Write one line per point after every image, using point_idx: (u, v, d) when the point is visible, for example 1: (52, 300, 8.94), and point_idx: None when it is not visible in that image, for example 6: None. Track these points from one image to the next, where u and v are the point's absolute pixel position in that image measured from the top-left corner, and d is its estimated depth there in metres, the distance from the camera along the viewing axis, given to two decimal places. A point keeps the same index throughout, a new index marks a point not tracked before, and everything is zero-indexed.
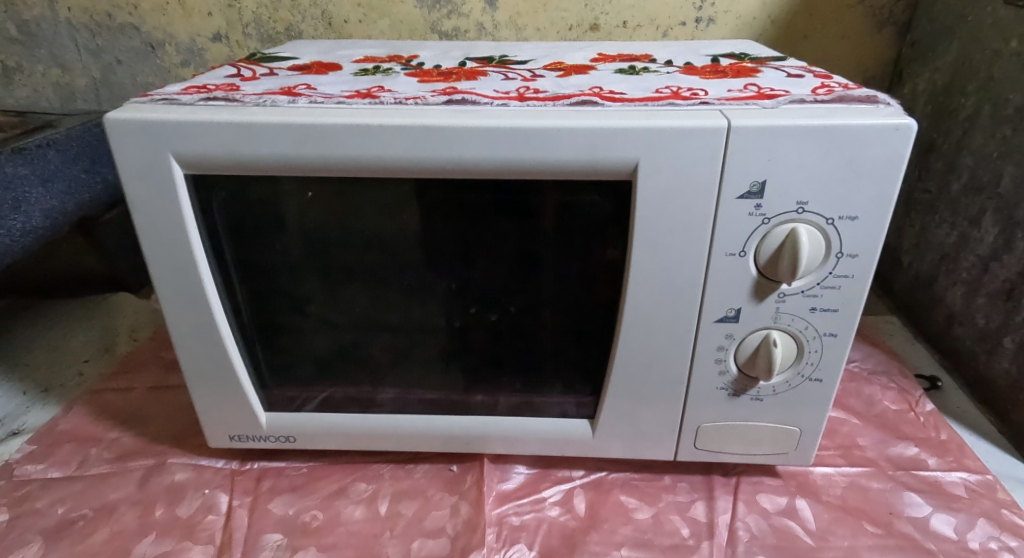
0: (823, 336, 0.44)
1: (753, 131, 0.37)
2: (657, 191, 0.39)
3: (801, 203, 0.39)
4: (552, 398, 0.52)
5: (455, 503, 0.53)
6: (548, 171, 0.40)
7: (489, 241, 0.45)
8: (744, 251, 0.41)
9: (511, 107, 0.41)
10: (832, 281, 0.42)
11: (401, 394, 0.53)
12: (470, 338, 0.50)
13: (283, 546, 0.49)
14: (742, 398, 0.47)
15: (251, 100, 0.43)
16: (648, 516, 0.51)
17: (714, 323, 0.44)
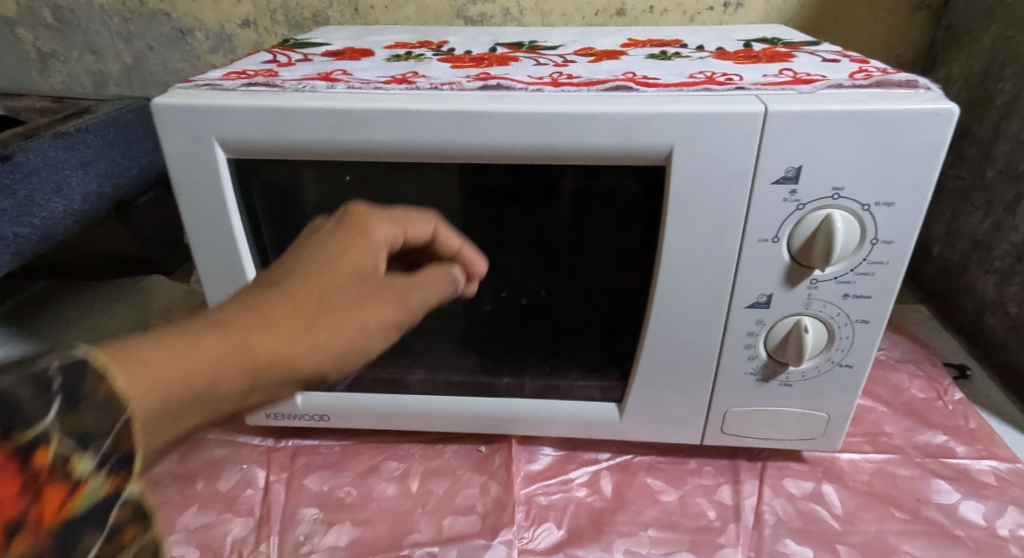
0: (855, 322, 0.44)
1: (792, 116, 0.37)
2: (691, 176, 0.39)
3: (836, 188, 0.39)
4: (577, 382, 0.52)
5: (484, 482, 0.54)
6: (583, 157, 0.40)
7: (521, 225, 0.46)
8: (777, 237, 0.41)
9: (546, 93, 0.42)
10: (866, 267, 0.42)
11: (429, 376, 0.54)
12: (501, 321, 0.51)
13: (319, 520, 0.51)
14: (770, 383, 0.48)
15: (291, 86, 0.44)
16: (675, 499, 0.52)
17: (745, 309, 0.44)
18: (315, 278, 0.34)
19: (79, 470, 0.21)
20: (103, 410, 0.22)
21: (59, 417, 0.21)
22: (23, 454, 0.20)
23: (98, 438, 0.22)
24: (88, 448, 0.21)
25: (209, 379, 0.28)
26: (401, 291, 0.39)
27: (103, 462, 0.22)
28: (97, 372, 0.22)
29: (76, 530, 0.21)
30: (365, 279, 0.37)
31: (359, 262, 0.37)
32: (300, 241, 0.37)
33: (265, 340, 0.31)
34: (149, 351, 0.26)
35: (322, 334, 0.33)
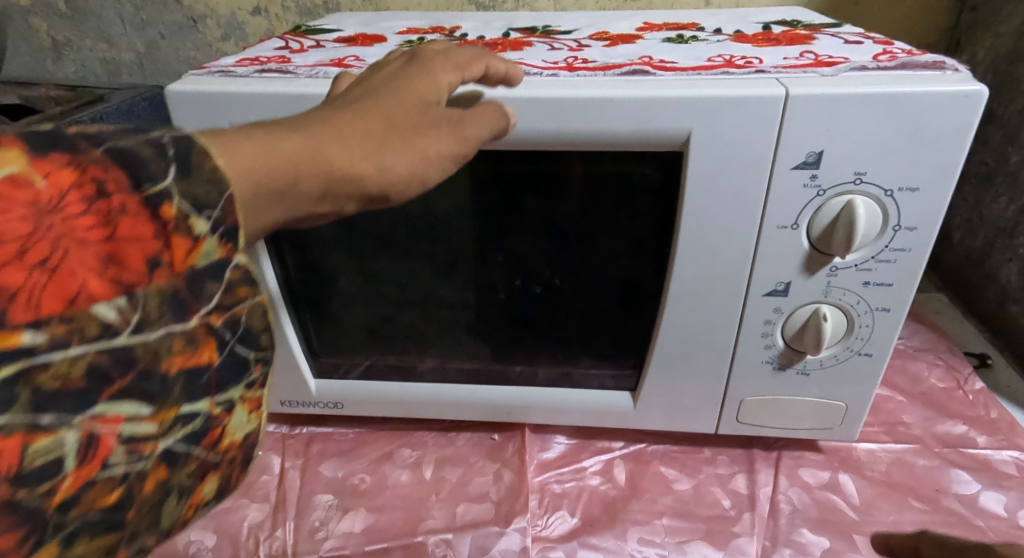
0: (875, 310, 0.43)
1: (814, 99, 0.36)
2: (708, 162, 0.39)
3: (858, 173, 0.38)
4: (590, 370, 0.52)
5: (498, 470, 0.54)
6: (599, 143, 0.40)
7: (535, 213, 0.45)
8: (796, 223, 0.40)
9: (561, 78, 0.41)
10: (888, 254, 0.41)
11: (441, 364, 0.54)
12: (515, 309, 0.50)
13: (334, 506, 0.52)
14: (787, 372, 0.47)
15: (304, 72, 0.43)
16: (689, 488, 0.52)
17: (762, 297, 0.44)
18: (386, 106, 0.32)
19: (197, 230, 0.25)
20: (211, 183, 0.25)
21: (177, 181, 0.24)
22: (153, 203, 0.24)
23: (210, 204, 0.25)
24: (202, 212, 0.25)
25: (291, 174, 0.28)
26: (460, 126, 0.34)
27: (216, 229, 0.25)
28: (200, 149, 0.25)
29: (199, 278, 0.26)
30: (427, 108, 0.34)
31: (421, 92, 0.34)
32: (370, 75, 0.36)
33: (334, 147, 0.29)
34: (242, 140, 0.27)
35: (390, 152, 0.31)
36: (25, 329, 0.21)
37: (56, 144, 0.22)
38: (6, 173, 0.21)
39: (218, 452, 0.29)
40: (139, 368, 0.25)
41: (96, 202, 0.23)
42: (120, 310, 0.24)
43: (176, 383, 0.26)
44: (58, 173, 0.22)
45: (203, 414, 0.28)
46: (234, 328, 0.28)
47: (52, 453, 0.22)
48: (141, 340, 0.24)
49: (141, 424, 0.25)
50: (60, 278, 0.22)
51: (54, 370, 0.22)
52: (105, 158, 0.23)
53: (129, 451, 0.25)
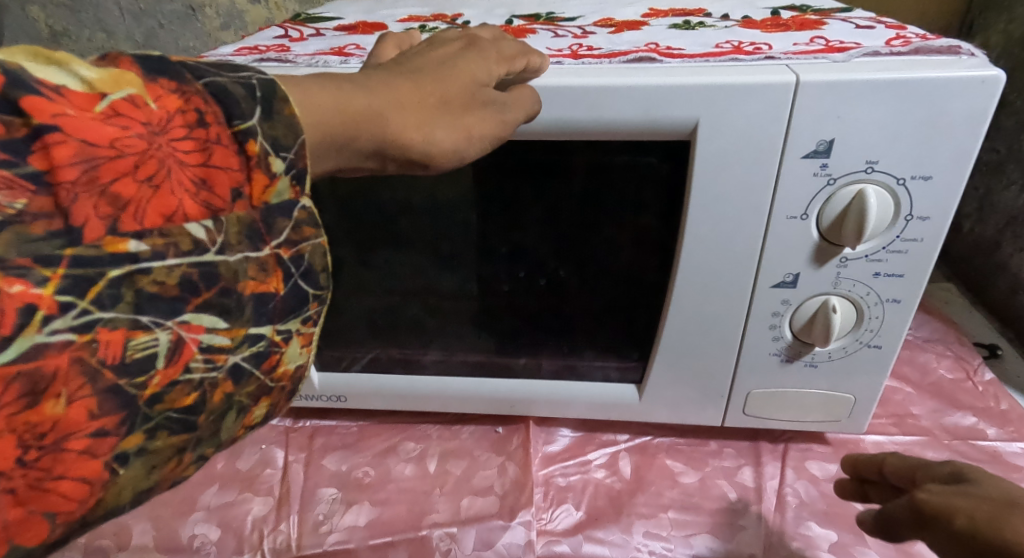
0: (885, 302, 0.43)
1: (825, 87, 0.35)
2: (716, 152, 0.38)
3: (869, 162, 0.37)
4: (594, 362, 0.52)
5: (502, 463, 0.53)
6: (605, 132, 0.39)
7: (540, 203, 0.44)
8: (806, 213, 0.39)
9: (566, 65, 0.40)
10: (899, 245, 0.40)
11: (445, 356, 0.53)
12: (519, 301, 0.50)
13: (338, 500, 0.51)
14: (795, 364, 0.47)
15: (304, 61, 0.42)
16: (695, 481, 0.51)
17: (770, 289, 0.43)
18: (448, 80, 0.33)
19: (275, 168, 0.26)
20: (288, 127, 0.27)
21: (261, 121, 0.26)
22: (240, 138, 0.26)
23: (286, 146, 0.27)
24: (278, 153, 0.26)
25: (351, 131, 0.29)
26: (505, 109, 0.36)
27: (290, 169, 0.27)
28: (281, 96, 0.27)
29: (272, 213, 0.27)
30: (480, 87, 0.35)
31: (477, 69, 0.35)
32: (431, 41, 0.37)
33: (393, 114, 0.31)
34: (316, 91, 0.29)
35: (441, 125, 0.32)
36: (131, 237, 0.23)
37: (167, 74, 0.25)
38: (128, 94, 0.24)
39: (275, 380, 0.29)
40: (220, 285, 0.25)
41: (195, 129, 0.25)
42: (208, 230, 0.25)
43: (248, 305, 0.26)
44: (167, 98, 0.25)
45: (267, 340, 0.28)
46: (299, 263, 0.28)
47: (147, 349, 0.24)
48: (224, 260, 0.26)
49: (218, 336, 0.26)
50: (162, 194, 0.24)
51: (153, 276, 0.24)
52: (204, 93, 0.26)
53: (205, 359, 0.26)
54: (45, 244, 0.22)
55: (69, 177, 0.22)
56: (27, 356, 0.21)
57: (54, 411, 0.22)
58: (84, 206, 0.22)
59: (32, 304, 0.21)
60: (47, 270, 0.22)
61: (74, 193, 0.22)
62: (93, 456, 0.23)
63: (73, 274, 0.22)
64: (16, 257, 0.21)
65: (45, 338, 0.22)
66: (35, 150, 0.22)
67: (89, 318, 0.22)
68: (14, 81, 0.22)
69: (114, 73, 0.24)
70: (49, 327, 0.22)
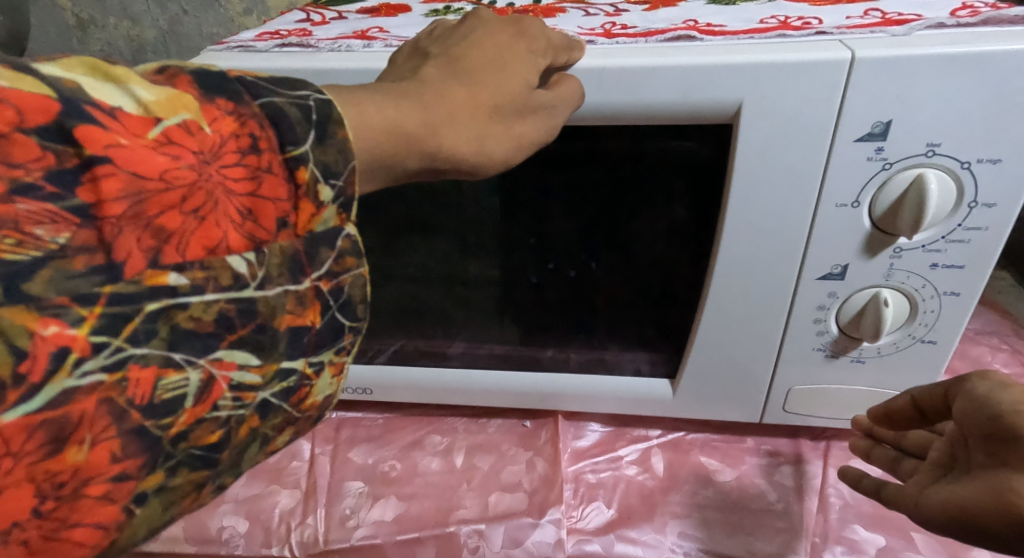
0: (942, 295, 0.40)
1: (884, 63, 0.32)
2: (761, 137, 0.35)
3: (930, 145, 0.34)
4: (626, 355, 0.50)
5: (531, 458, 0.52)
6: (642, 116, 0.37)
7: (574, 192, 0.42)
8: (858, 201, 0.37)
9: (598, 45, 0.38)
10: (960, 234, 0.37)
11: (471, 348, 0.52)
12: (548, 293, 0.48)
13: (365, 494, 0.51)
14: (840, 360, 0.44)
15: (326, 45, 0.41)
16: (731, 479, 0.49)
17: (816, 281, 0.40)
18: (500, 86, 0.32)
19: (322, 196, 0.25)
20: (340, 152, 0.25)
21: (314, 147, 0.25)
22: (291, 165, 0.24)
23: (337, 173, 0.25)
24: (328, 180, 0.25)
25: (407, 150, 0.29)
26: (555, 113, 0.35)
27: (338, 198, 0.26)
28: (336, 118, 0.26)
29: (316, 244, 0.26)
30: (532, 89, 0.33)
31: (529, 68, 0.33)
32: (479, 27, 0.35)
33: (447, 128, 0.30)
34: (372, 110, 0.28)
35: (492, 136, 0.32)
36: (172, 270, 0.22)
37: (225, 92, 0.24)
38: (183, 119, 0.22)
39: (303, 411, 0.28)
40: (256, 321, 0.24)
41: (247, 156, 0.23)
42: (250, 263, 0.24)
43: (282, 340, 0.25)
44: (222, 120, 0.23)
45: (299, 374, 0.27)
46: (338, 296, 0.27)
47: (177, 390, 0.23)
48: (262, 295, 0.24)
49: (249, 373, 0.25)
50: (207, 226, 0.23)
51: (190, 311, 0.23)
52: (260, 114, 0.24)
53: (234, 397, 0.25)
54: (83, 281, 0.21)
55: (114, 212, 0.21)
56: (55, 403, 0.20)
57: (76, 458, 0.21)
58: (128, 241, 0.21)
59: (64, 347, 0.20)
60: (83, 309, 0.20)
61: (119, 228, 0.21)
62: (110, 502, 0.22)
63: (110, 311, 0.21)
64: (53, 295, 0.20)
65: (76, 381, 0.21)
66: (82, 182, 0.20)
67: (122, 356, 0.21)
68: (68, 107, 0.20)
69: (171, 94, 0.23)
70: (81, 369, 0.21)
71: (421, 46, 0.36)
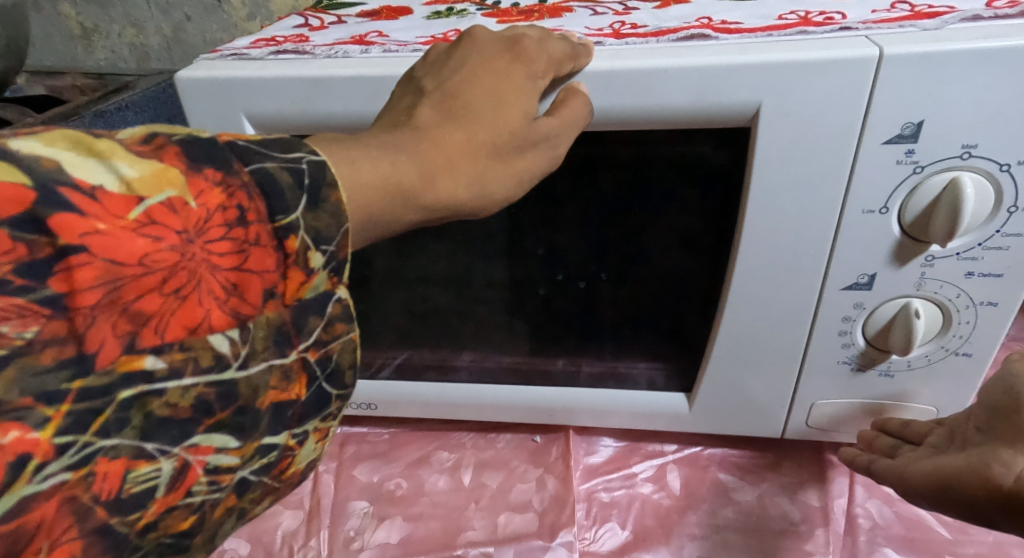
0: (978, 305, 0.37)
1: (916, 59, 0.30)
2: (781, 143, 0.33)
3: (966, 147, 0.32)
4: (640, 368, 0.48)
5: (541, 476, 0.50)
6: (655, 122, 0.35)
7: (584, 202, 0.40)
8: (886, 207, 0.34)
9: (607, 46, 0.36)
10: (998, 241, 0.35)
11: (479, 360, 0.50)
12: (557, 305, 0.46)
13: (370, 514, 0.49)
14: (868, 373, 0.42)
15: (322, 52, 0.39)
16: (751, 498, 0.47)
17: (841, 291, 0.38)
18: (497, 123, 0.31)
19: (312, 263, 0.24)
20: (333, 217, 0.24)
21: (306, 213, 0.24)
22: (280, 235, 0.23)
23: (328, 239, 0.24)
24: (319, 246, 0.24)
25: (403, 207, 0.28)
26: (558, 144, 0.33)
27: (330, 262, 0.25)
28: (330, 180, 0.25)
29: (305, 311, 0.25)
30: (531, 122, 0.32)
31: (527, 101, 0.32)
32: (475, 53, 0.33)
33: (443, 179, 0.29)
34: (367, 169, 0.27)
35: (491, 175, 0.31)
36: (149, 353, 0.21)
37: (214, 161, 0.22)
38: (167, 197, 0.21)
39: (283, 479, 0.27)
40: (236, 404, 0.23)
41: (234, 228, 0.22)
42: (233, 342, 0.23)
43: (265, 417, 0.24)
44: (209, 192, 0.22)
45: (280, 447, 0.26)
46: (325, 365, 0.26)
47: (148, 481, 0.22)
48: (245, 375, 0.23)
49: (227, 456, 0.24)
50: (189, 306, 0.21)
51: (166, 397, 0.22)
52: (251, 182, 0.23)
53: (210, 481, 0.24)
54: (51, 377, 0.19)
55: (88, 301, 0.19)
56: (14, 512, 0.19)
57: None
58: (102, 330, 0.20)
59: (26, 454, 0.19)
60: (49, 408, 0.19)
61: (92, 317, 0.20)
62: None
63: (79, 408, 0.20)
64: (16, 396, 0.19)
65: (36, 486, 0.19)
66: (56, 272, 0.19)
67: (89, 451, 0.20)
68: (44, 195, 0.19)
69: (156, 168, 0.21)
70: (41, 474, 0.19)
71: (415, 75, 0.34)
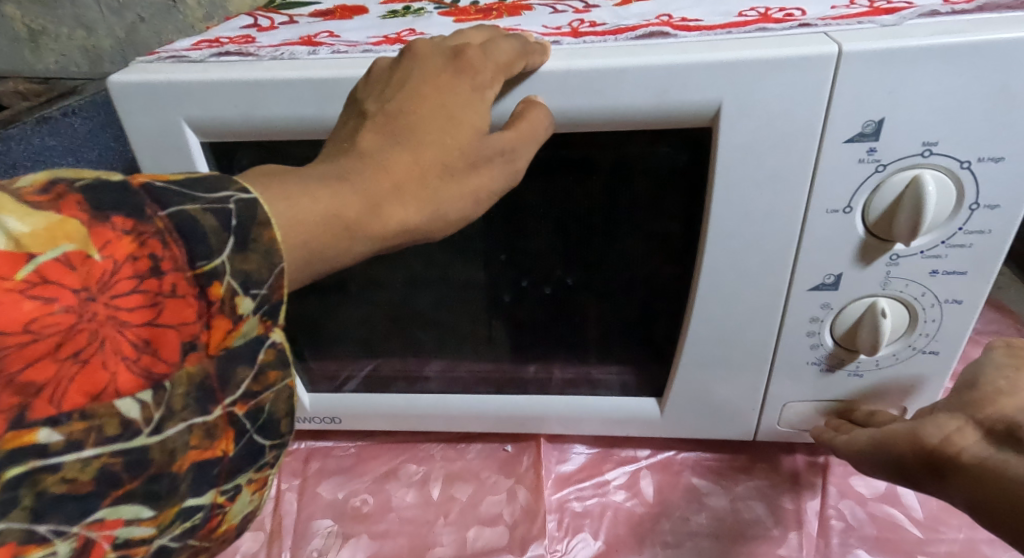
0: (943, 303, 0.37)
1: (875, 55, 0.29)
2: (740, 146, 0.33)
3: (927, 144, 0.31)
4: (610, 372, 0.47)
5: (512, 487, 0.49)
6: (615, 124, 0.34)
7: (547, 207, 0.39)
8: (850, 206, 0.34)
9: (564, 46, 0.35)
10: (961, 239, 0.34)
11: (447, 370, 0.49)
12: (523, 312, 0.45)
13: (334, 533, 0.47)
14: (836, 374, 0.41)
15: (267, 53, 0.37)
16: (724, 503, 0.46)
17: (808, 292, 0.37)
18: (445, 142, 0.30)
19: (242, 308, 0.23)
20: (265, 257, 0.23)
21: (233, 256, 0.22)
22: (202, 282, 0.22)
23: (259, 282, 0.23)
24: (249, 290, 0.23)
25: (349, 240, 0.27)
26: (516, 158, 0.33)
27: (261, 306, 0.24)
28: (262, 219, 0.23)
29: (232, 361, 0.24)
30: (481, 138, 0.31)
31: (475, 116, 0.31)
32: (420, 67, 0.32)
33: (391, 206, 0.28)
34: (306, 204, 0.25)
35: (444, 197, 0.30)
36: (42, 425, 0.20)
37: (124, 208, 0.21)
38: (64, 252, 0.19)
39: (212, 538, 0.26)
40: (148, 472, 0.22)
41: (146, 280, 0.21)
42: (145, 405, 0.21)
43: (184, 481, 0.23)
44: (117, 243, 0.20)
45: (207, 507, 0.25)
46: (257, 417, 0.25)
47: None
48: (158, 439, 0.22)
49: (139, 527, 0.23)
50: (91, 369, 0.20)
51: (63, 472, 0.20)
52: (167, 226, 0.21)
53: (121, 556, 0.22)
54: None
55: None
56: None
57: None
58: None
59: None
60: None
61: None
62: None
63: None
64: None
65: None
66: None
67: None
68: None
69: (53, 221, 0.19)
70: None
71: (358, 97, 0.32)
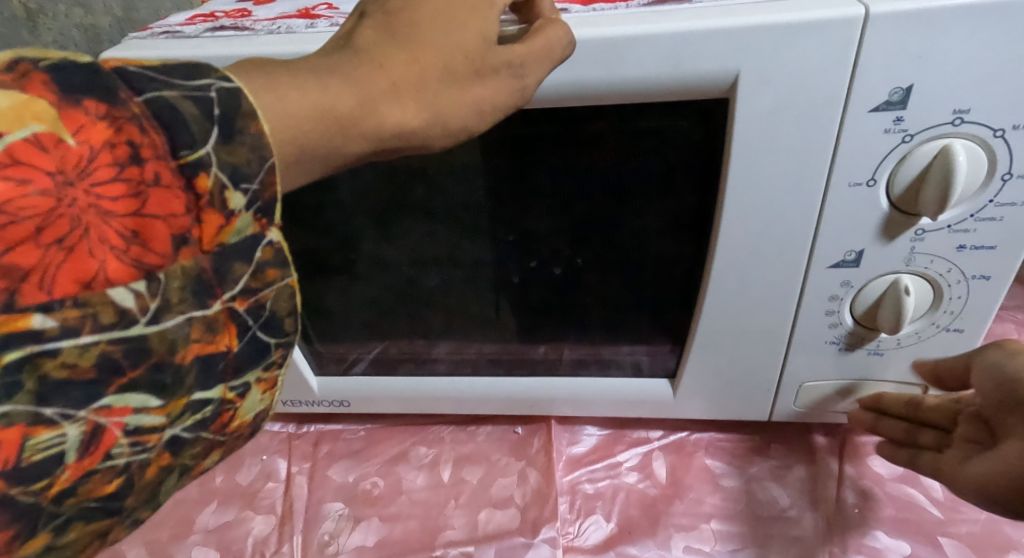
0: (970, 279, 0.36)
1: (907, 17, 0.28)
2: (757, 115, 0.31)
3: (958, 112, 0.30)
4: (622, 350, 0.46)
5: (523, 469, 0.48)
6: (627, 96, 0.32)
7: (558, 182, 0.38)
8: (874, 179, 0.32)
9: (571, 14, 0.33)
10: (991, 212, 0.33)
11: (456, 351, 0.48)
12: (532, 294, 0.44)
13: (345, 515, 0.47)
14: (856, 353, 0.40)
15: (263, 27, 0.35)
16: (737, 484, 0.46)
17: (827, 269, 0.36)
18: (446, 39, 0.28)
19: (232, 204, 0.22)
20: (253, 150, 0.22)
21: (219, 148, 0.22)
22: (187, 172, 0.21)
23: (249, 176, 0.22)
24: (238, 185, 0.22)
25: (342, 137, 0.26)
26: (524, 73, 0.30)
27: (253, 204, 0.23)
28: (246, 110, 0.23)
29: (226, 258, 0.23)
30: (489, 46, 0.29)
31: (481, 21, 0.29)
32: None
33: (387, 105, 0.27)
34: (294, 96, 0.25)
35: (444, 102, 0.28)
36: (36, 311, 0.19)
37: (94, 92, 0.20)
38: (32, 132, 0.19)
39: (229, 433, 0.25)
40: (151, 360, 0.21)
41: (127, 167, 0.20)
42: (140, 295, 0.21)
43: (192, 371, 0.22)
44: (91, 127, 0.20)
45: (218, 400, 0.24)
46: (259, 315, 0.25)
47: (53, 449, 0.20)
48: (157, 330, 0.21)
49: (149, 415, 0.22)
50: (78, 256, 0.19)
51: (62, 357, 0.20)
52: (144, 113, 0.21)
53: (134, 442, 0.22)
54: None
55: None
56: None
57: None
58: None
59: None
60: None
61: None
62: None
63: None
64: None
65: None
66: None
67: None
68: None
69: (18, 99, 0.19)
70: None
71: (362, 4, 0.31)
